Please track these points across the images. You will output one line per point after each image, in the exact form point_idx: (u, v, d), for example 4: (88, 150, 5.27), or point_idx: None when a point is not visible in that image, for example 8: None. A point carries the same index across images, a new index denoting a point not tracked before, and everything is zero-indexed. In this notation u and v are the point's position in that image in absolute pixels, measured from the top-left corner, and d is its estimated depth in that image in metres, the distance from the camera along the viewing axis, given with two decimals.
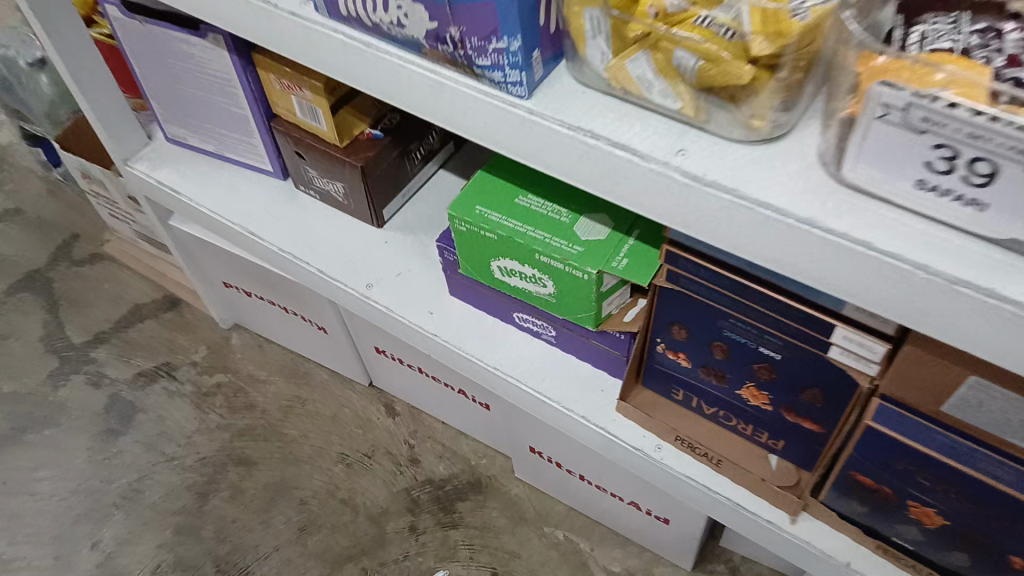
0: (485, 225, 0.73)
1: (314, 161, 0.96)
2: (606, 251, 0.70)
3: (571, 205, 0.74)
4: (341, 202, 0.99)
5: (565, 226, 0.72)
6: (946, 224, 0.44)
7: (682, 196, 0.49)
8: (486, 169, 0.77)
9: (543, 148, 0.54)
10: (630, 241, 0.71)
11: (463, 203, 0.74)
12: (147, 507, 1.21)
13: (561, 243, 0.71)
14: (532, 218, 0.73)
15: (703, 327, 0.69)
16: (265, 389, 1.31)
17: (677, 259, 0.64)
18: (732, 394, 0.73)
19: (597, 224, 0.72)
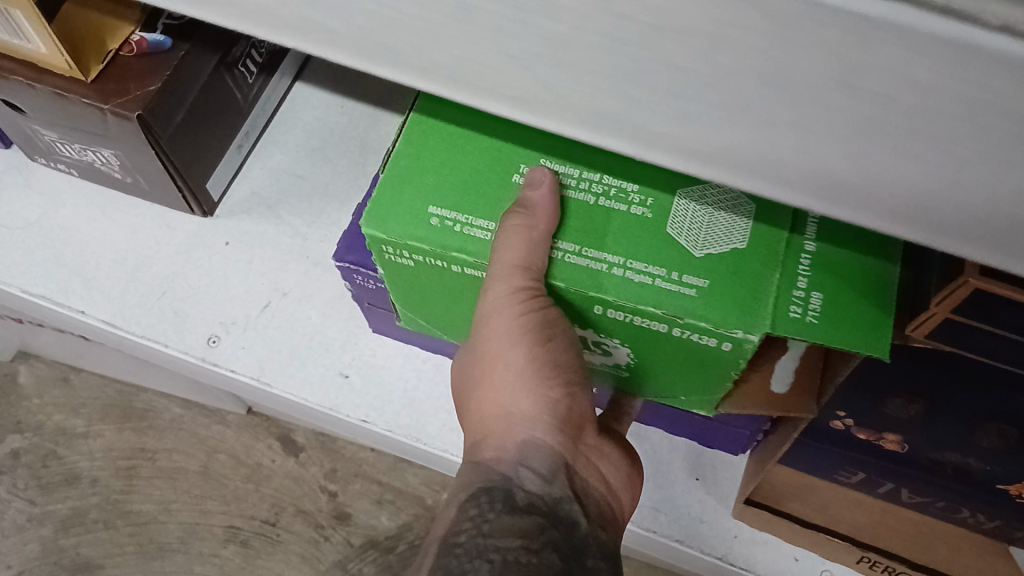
0: (460, 254, 0.33)
1: (44, 114, 0.48)
2: (762, 278, 0.32)
3: (652, 173, 0.34)
4: (119, 178, 0.52)
5: (650, 227, 0.33)
6: None
7: None
8: (429, 111, 0.36)
9: (862, 165, 0.19)
10: (807, 242, 0.33)
11: (394, 203, 0.34)
12: None
13: (652, 274, 0.32)
14: (571, 219, 0.33)
15: (971, 403, 0.32)
16: (90, 447, 0.87)
17: (989, 309, 0.26)
18: (983, 486, 0.38)
19: (723, 211, 0.33)
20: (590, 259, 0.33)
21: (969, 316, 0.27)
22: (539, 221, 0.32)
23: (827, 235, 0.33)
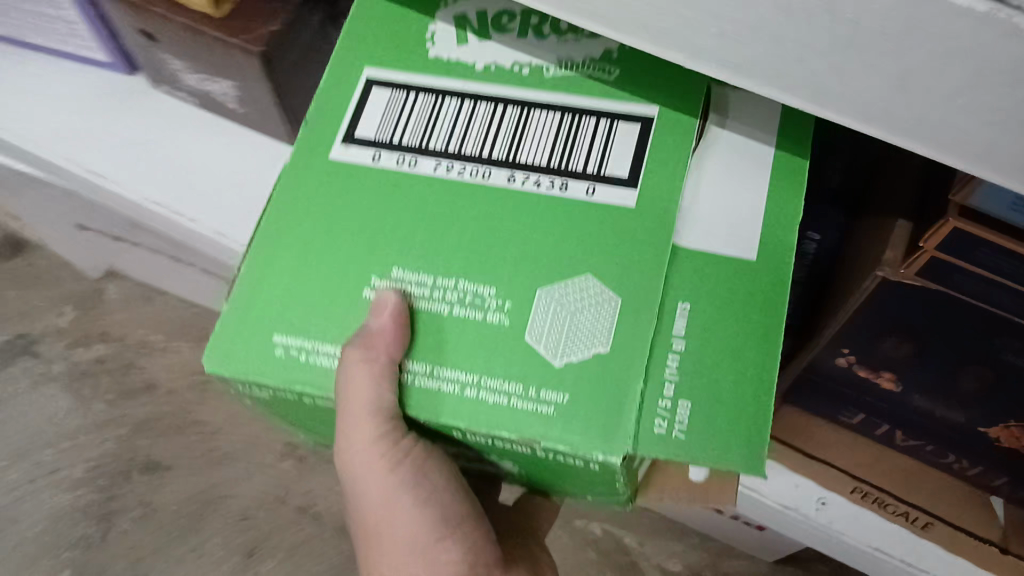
0: (304, 386, 0.34)
1: (178, 44, 0.56)
2: (628, 389, 0.32)
3: (505, 274, 0.34)
4: (230, 108, 0.60)
5: (508, 336, 0.33)
6: None
7: None
8: (279, 226, 0.36)
9: (841, 73, 0.22)
10: (670, 356, 0.32)
11: (235, 338, 0.34)
12: (29, 544, 0.90)
13: (507, 393, 0.32)
14: (423, 334, 0.34)
15: (956, 344, 0.37)
16: (166, 360, 0.96)
17: (966, 246, 0.32)
18: (966, 430, 0.43)
19: (586, 312, 0.33)
20: (442, 379, 0.33)
21: (948, 253, 0.32)
22: (380, 355, 0.32)
23: (697, 330, 0.33)
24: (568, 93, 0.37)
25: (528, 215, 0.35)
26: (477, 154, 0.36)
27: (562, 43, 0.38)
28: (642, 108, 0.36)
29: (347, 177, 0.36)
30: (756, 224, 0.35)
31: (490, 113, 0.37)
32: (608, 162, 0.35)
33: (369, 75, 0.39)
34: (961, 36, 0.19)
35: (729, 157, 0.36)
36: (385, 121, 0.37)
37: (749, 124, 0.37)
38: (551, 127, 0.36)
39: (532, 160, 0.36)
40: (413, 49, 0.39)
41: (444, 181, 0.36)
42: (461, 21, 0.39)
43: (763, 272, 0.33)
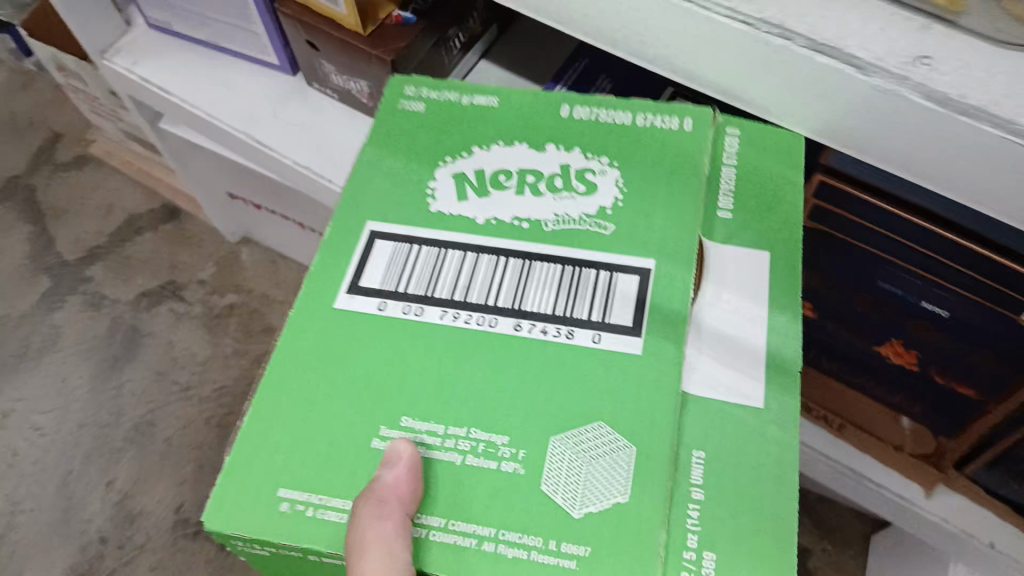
0: (314, 540, 0.37)
1: (332, 54, 0.78)
2: (647, 540, 0.35)
3: (511, 427, 0.38)
4: (364, 101, 0.83)
5: (523, 486, 0.37)
6: None
7: (896, 119, 0.34)
8: (277, 381, 0.40)
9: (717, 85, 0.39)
10: (690, 505, 0.37)
11: (242, 493, 0.38)
12: (162, 443, 1.12)
13: (527, 547, 0.36)
14: (437, 484, 0.37)
15: (848, 274, 0.56)
16: (283, 311, 1.20)
17: (832, 196, 0.50)
18: (866, 349, 0.61)
19: (602, 458, 0.37)
20: (461, 534, 0.36)
21: (822, 200, 0.51)
22: (395, 509, 0.35)
23: (711, 480, 0.37)
24: (569, 246, 0.42)
25: (531, 368, 0.39)
26: (483, 304, 0.41)
27: (559, 202, 0.43)
28: (639, 261, 0.41)
29: (352, 327, 0.41)
30: (749, 378, 0.40)
31: (493, 268, 0.42)
32: (608, 311, 0.40)
33: (370, 229, 0.44)
34: (765, 52, 0.35)
35: (711, 326, 0.41)
36: (388, 276, 0.42)
37: (730, 288, 0.42)
38: (552, 279, 0.41)
39: (536, 309, 0.41)
40: (415, 206, 0.44)
41: (448, 334, 0.40)
42: (461, 180, 0.45)
43: (753, 426, 0.38)
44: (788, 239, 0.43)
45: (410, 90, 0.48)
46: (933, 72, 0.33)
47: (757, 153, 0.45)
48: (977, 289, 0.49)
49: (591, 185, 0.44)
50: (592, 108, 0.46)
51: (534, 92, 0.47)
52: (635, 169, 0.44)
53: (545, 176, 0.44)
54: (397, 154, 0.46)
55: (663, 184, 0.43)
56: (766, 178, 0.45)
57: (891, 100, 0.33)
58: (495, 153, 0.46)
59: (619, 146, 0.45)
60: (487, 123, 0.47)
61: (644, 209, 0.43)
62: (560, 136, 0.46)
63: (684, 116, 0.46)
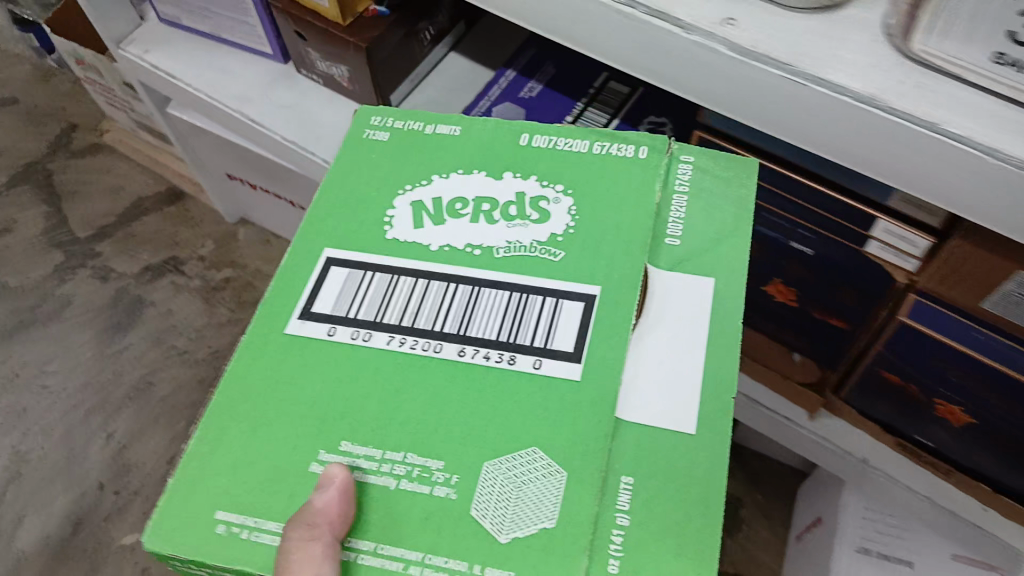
0: (245, 562, 0.38)
1: (316, 41, 0.90)
2: (572, 565, 0.36)
3: (448, 451, 0.39)
4: (345, 85, 0.94)
5: (455, 509, 0.38)
6: (1010, 100, 0.40)
7: (716, 68, 0.45)
8: (228, 402, 0.42)
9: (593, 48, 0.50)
10: (614, 531, 0.37)
11: (178, 514, 0.39)
12: (159, 400, 1.22)
13: (452, 570, 0.36)
14: (370, 505, 0.38)
15: None
16: None
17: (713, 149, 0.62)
18: (756, 290, 0.70)
19: (532, 483, 0.38)
20: (388, 556, 0.37)
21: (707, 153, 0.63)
22: (323, 533, 0.35)
23: (640, 507, 0.38)
24: (518, 274, 0.43)
25: (471, 393, 0.40)
26: (429, 330, 0.42)
27: (510, 229, 0.45)
28: (584, 288, 0.42)
29: (302, 351, 0.43)
30: (686, 406, 0.40)
31: (441, 294, 0.43)
32: (553, 338, 0.41)
33: (328, 255, 0.46)
34: (619, 18, 0.46)
35: (653, 351, 0.41)
36: (339, 301, 0.44)
37: (674, 317, 0.43)
38: (498, 307, 0.42)
39: (481, 336, 0.42)
40: (372, 232, 0.46)
41: (394, 357, 0.42)
42: (418, 208, 0.46)
43: (690, 452, 0.39)
44: (731, 267, 0.44)
45: (377, 121, 0.51)
46: (734, 30, 0.44)
47: (710, 181, 0.46)
48: (828, 227, 0.60)
49: (544, 213, 0.45)
50: (550, 137, 0.48)
51: (495, 122, 0.50)
52: (587, 200, 0.46)
53: (499, 206, 0.46)
54: (359, 183, 0.48)
55: (612, 213, 0.45)
56: (716, 207, 0.46)
57: (708, 52, 0.44)
58: (453, 182, 0.47)
59: (573, 176, 0.47)
60: (447, 153, 0.49)
61: (592, 238, 0.44)
62: (518, 166, 0.48)
63: (639, 145, 0.47)
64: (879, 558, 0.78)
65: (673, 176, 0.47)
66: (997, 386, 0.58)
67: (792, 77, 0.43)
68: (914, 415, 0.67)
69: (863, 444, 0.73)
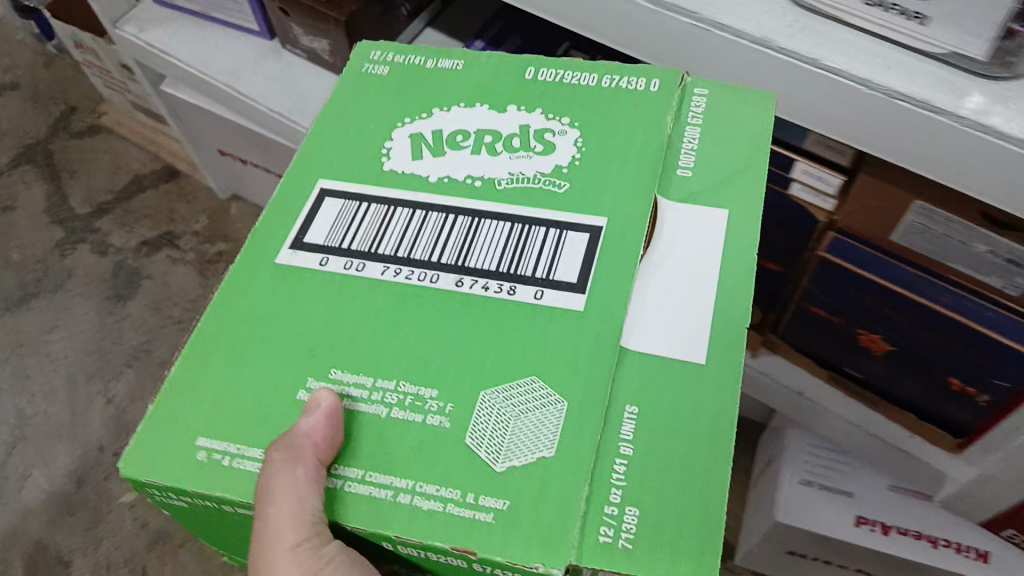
0: (225, 489, 0.37)
1: (299, 17, 0.96)
2: (569, 494, 0.35)
3: (444, 381, 0.38)
4: (327, 59, 1.00)
5: (448, 438, 0.36)
6: (883, 39, 0.47)
7: (639, 19, 0.52)
8: (218, 330, 0.41)
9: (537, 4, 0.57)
10: (617, 460, 0.36)
11: (158, 444, 0.38)
12: (156, 365, 1.28)
13: (445, 500, 0.35)
14: (358, 431, 0.37)
15: None
16: None
17: None
18: None
19: (531, 412, 0.36)
20: (376, 484, 0.36)
21: None
22: (307, 455, 0.35)
23: (641, 435, 0.37)
24: (520, 205, 0.42)
25: (468, 323, 0.39)
26: (426, 261, 0.41)
27: (514, 160, 0.44)
28: (591, 221, 0.41)
29: (295, 280, 0.41)
30: (697, 344, 0.39)
31: (440, 224, 0.42)
32: (555, 268, 0.40)
33: (321, 186, 0.45)
34: None
35: (664, 283, 0.40)
36: (332, 231, 0.43)
37: (681, 254, 0.41)
38: (499, 239, 0.41)
39: (480, 267, 0.41)
40: (370, 164, 0.45)
41: (389, 289, 0.40)
42: (417, 140, 0.45)
43: (700, 384, 0.38)
44: (747, 198, 0.43)
45: (378, 56, 0.50)
46: None
47: (725, 114, 0.45)
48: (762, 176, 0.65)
49: (550, 144, 0.44)
50: (557, 70, 0.48)
51: (500, 57, 0.49)
52: (592, 134, 0.45)
53: (502, 137, 0.45)
54: (357, 117, 0.47)
55: (620, 150, 0.44)
56: (731, 139, 0.44)
57: (630, 3, 0.52)
58: (454, 116, 0.47)
59: (580, 111, 0.46)
60: (450, 88, 0.48)
61: (597, 177, 0.43)
62: (522, 100, 0.47)
63: (651, 78, 0.46)
64: (820, 489, 0.84)
65: (687, 109, 0.46)
66: (912, 314, 0.64)
67: (700, 25, 0.49)
68: (845, 346, 0.73)
69: (801, 378, 0.80)
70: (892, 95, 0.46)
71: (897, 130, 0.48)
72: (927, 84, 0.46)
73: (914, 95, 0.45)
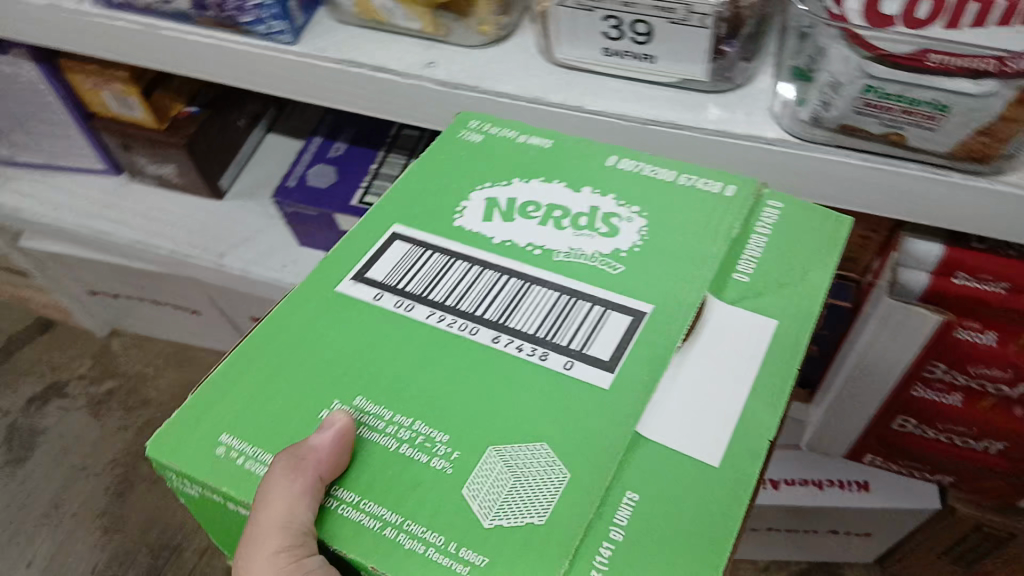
0: (232, 487, 0.38)
1: (143, 147, 1.00)
2: (550, 567, 0.34)
3: (461, 429, 0.38)
4: (177, 181, 1.04)
5: (446, 481, 0.37)
6: (628, 79, 0.60)
7: (435, 98, 0.62)
8: (277, 347, 0.43)
9: (353, 105, 0.67)
10: (605, 541, 0.35)
11: (185, 429, 0.40)
12: (70, 516, 1.25)
13: (427, 542, 0.35)
14: (366, 462, 0.38)
15: None
16: (158, 384, 1.39)
17: None
18: None
19: (530, 477, 0.37)
20: (368, 513, 0.36)
21: None
22: (308, 468, 0.35)
23: (633, 523, 0.36)
24: (575, 280, 0.44)
25: (536, 392, 0.40)
26: (470, 312, 0.43)
27: (577, 236, 0.46)
28: (637, 304, 0.42)
29: (348, 309, 0.44)
30: (718, 438, 0.38)
31: (493, 282, 0.44)
32: (590, 343, 0.41)
33: (395, 229, 0.48)
34: (358, 78, 0.64)
35: (715, 355, 0.41)
36: (394, 271, 0.46)
37: (725, 341, 0.42)
38: (543, 305, 0.43)
39: (520, 326, 0.42)
40: (443, 219, 0.48)
41: (434, 331, 0.43)
42: (490, 204, 0.49)
43: (716, 487, 0.37)
44: (793, 311, 0.43)
45: (475, 125, 0.54)
46: (435, 70, 0.62)
47: (792, 231, 0.47)
48: None
49: (614, 228, 0.46)
50: (638, 163, 0.50)
51: (586, 145, 0.52)
52: (658, 214, 0.47)
53: (570, 215, 0.47)
54: (444, 180, 0.51)
55: (678, 226, 0.46)
56: (788, 255, 0.45)
57: (424, 89, 0.62)
58: (533, 187, 0.50)
59: (650, 200, 0.48)
60: (535, 161, 0.51)
61: (652, 254, 0.45)
62: (599, 184, 0.49)
63: (727, 184, 0.49)
64: None
65: (756, 217, 0.47)
66: None
67: (487, 96, 0.60)
68: None
69: None
70: (644, 122, 0.58)
71: (658, 148, 0.59)
72: (668, 109, 0.58)
73: (660, 118, 0.58)
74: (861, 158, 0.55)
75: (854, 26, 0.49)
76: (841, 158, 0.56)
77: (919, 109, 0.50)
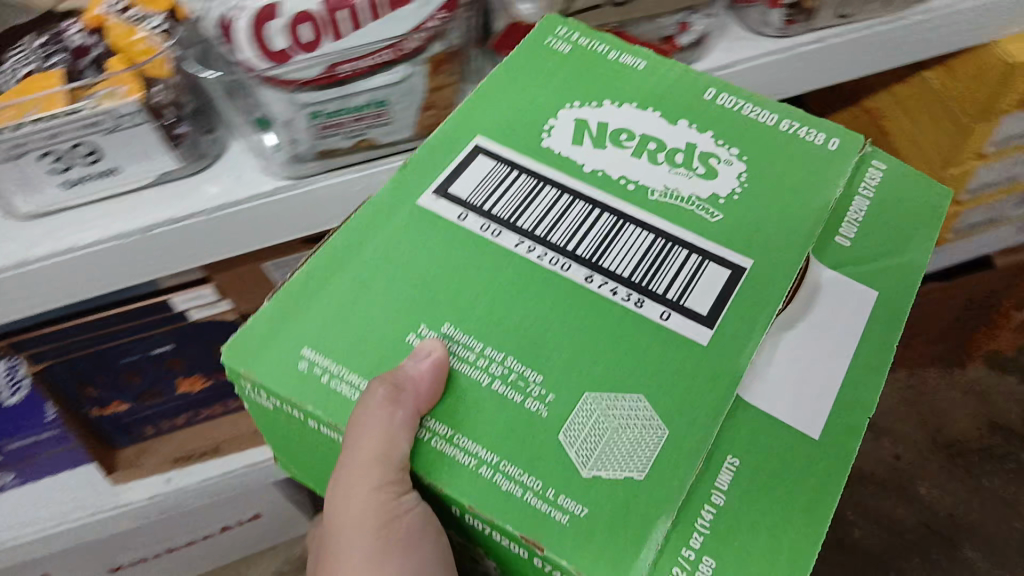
0: (315, 403, 0.38)
1: None
2: (643, 531, 0.35)
3: (567, 377, 0.39)
4: None
5: (539, 429, 0.37)
6: (107, 198, 0.58)
7: None
8: (367, 275, 0.42)
9: None
10: (707, 506, 0.37)
11: (269, 338, 0.40)
12: None
13: (525, 487, 0.36)
14: (471, 406, 0.38)
15: (100, 369, 0.75)
16: None
17: (31, 339, 0.67)
18: (175, 397, 0.84)
19: (631, 429, 0.38)
20: (462, 449, 0.37)
21: (31, 348, 0.68)
22: (407, 400, 0.36)
23: (736, 486, 0.38)
24: (684, 229, 0.43)
25: (681, 361, 0.39)
26: (563, 248, 0.42)
27: (671, 173, 0.46)
28: (736, 258, 0.43)
29: (469, 247, 0.43)
30: (825, 404, 0.41)
31: (583, 215, 0.44)
32: (688, 295, 0.41)
33: (478, 143, 0.47)
34: None
35: (830, 311, 0.44)
36: (480, 188, 0.45)
37: (832, 304, 0.44)
38: (638, 247, 0.43)
39: (613, 267, 0.42)
40: (530, 137, 0.47)
41: (529, 265, 0.42)
42: (580, 125, 0.48)
43: (809, 454, 0.39)
44: (889, 288, 0.45)
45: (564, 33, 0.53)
46: None
47: (891, 198, 0.48)
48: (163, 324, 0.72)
49: (712, 169, 0.46)
50: (738, 100, 0.50)
51: (690, 75, 0.51)
52: (747, 150, 0.47)
53: (671, 150, 0.47)
54: (528, 91, 0.49)
55: (763, 157, 0.47)
56: (888, 226, 0.47)
57: None
58: (623, 112, 0.49)
59: (744, 138, 0.48)
60: (625, 76, 0.51)
61: (747, 197, 0.45)
62: (694, 119, 0.49)
63: (831, 136, 0.48)
64: None
65: (860, 177, 0.49)
66: None
67: None
68: None
69: None
70: (146, 230, 0.57)
71: (176, 244, 0.59)
72: (167, 205, 0.58)
73: (162, 219, 0.57)
74: (353, 171, 0.60)
75: (263, 71, 0.49)
76: (338, 179, 0.60)
77: (365, 112, 0.55)
